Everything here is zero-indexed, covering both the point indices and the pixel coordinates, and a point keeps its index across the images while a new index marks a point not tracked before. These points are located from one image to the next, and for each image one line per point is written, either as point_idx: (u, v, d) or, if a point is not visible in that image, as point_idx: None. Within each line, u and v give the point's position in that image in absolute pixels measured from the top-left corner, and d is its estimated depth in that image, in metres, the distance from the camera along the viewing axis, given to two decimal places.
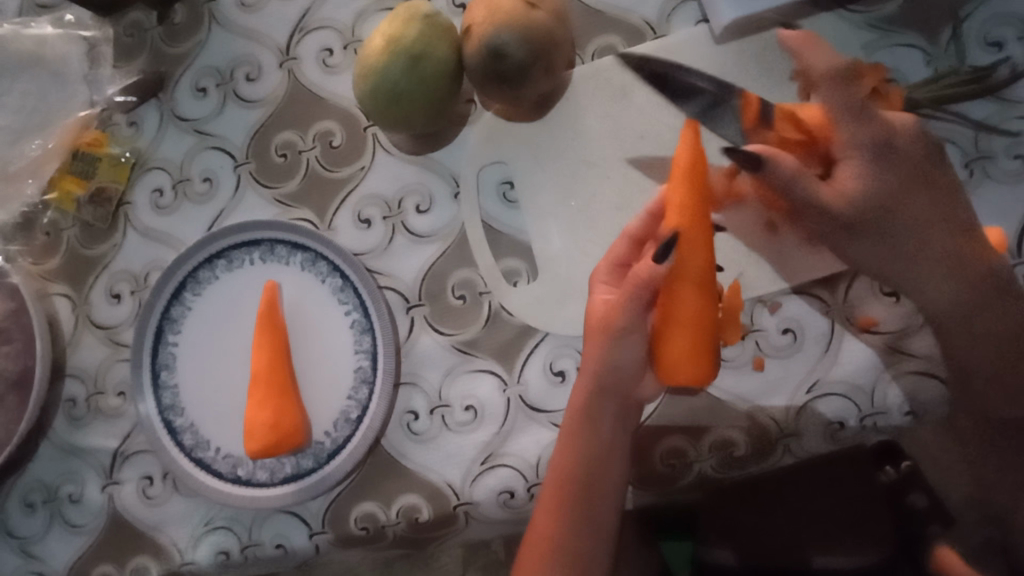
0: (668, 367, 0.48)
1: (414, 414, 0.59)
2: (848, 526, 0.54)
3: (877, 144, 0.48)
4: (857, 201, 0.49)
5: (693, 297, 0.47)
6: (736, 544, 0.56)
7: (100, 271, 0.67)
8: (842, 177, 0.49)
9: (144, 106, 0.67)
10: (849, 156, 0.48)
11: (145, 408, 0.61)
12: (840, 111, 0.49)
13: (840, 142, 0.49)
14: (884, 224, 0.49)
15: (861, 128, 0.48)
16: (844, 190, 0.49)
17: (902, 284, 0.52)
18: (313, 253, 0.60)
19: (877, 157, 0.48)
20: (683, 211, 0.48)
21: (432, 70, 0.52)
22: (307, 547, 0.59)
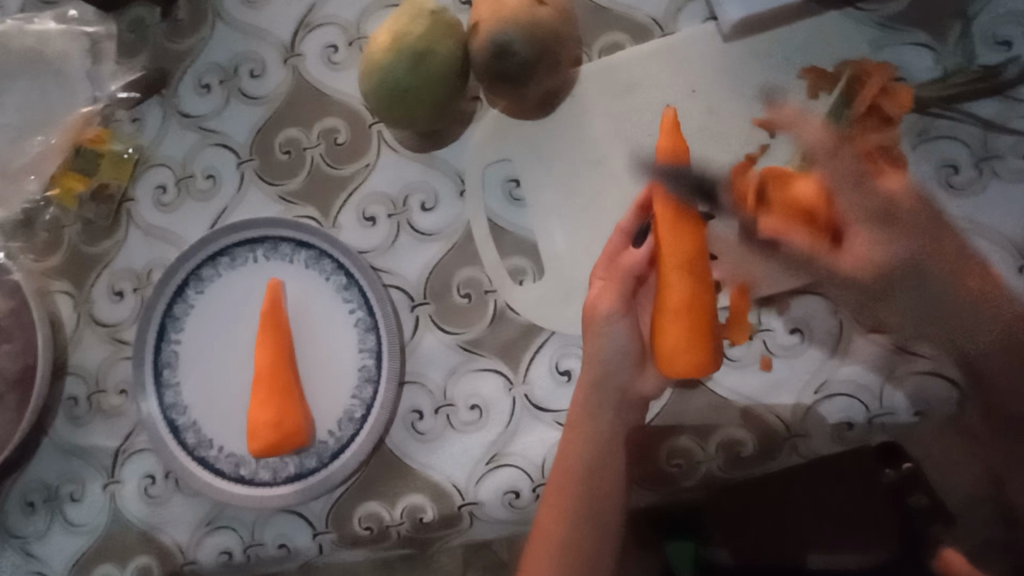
0: (667, 359, 0.49)
1: (419, 413, 0.58)
2: (851, 526, 0.52)
3: (884, 211, 0.45)
4: (873, 266, 0.46)
5: (681, 283, 0.47)
6: (736, 543, 0.54)
7: (102, 268, 0.66)
8: (854, 244, 0.46)
9: (147, 102, 0.67)
10: (858, 223, 0.46)
11: (147, 406, 0.61)
12: (837, 180, 0.46)
13: (844, 209, 0.46)
14: (912, 288, 0.45)
15: (862, 199, 0.45)
16: (856, 257, 0.47)
17: (933, 325, 0.48)
18: (317, 251, 0.60)
19: (889, 222, 0.45)
20: (669, 199, 0.48)
21: (438, 67, 0.51)
22: (311, 546, 0.59)
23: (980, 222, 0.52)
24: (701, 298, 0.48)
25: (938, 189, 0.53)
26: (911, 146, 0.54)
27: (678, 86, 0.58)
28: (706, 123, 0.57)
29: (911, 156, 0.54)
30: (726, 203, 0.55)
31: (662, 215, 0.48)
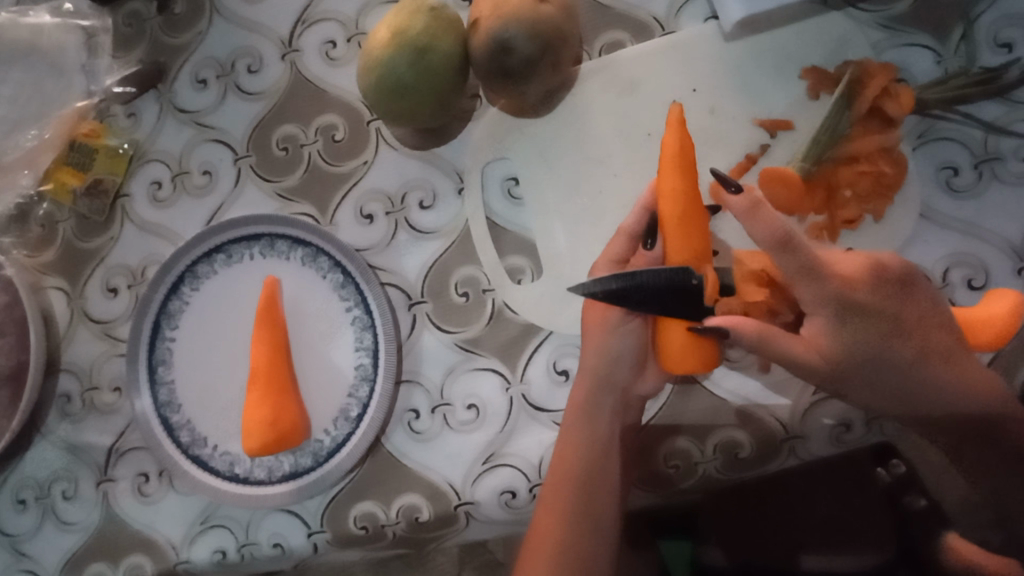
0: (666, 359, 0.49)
1: (415, 413, 0.58)
2: (846, 531, 0.54)
3: (838, 302, 0.47)
4: (835, 357, 0.48)
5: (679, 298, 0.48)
6: (731, 546, 0.55)
7: (96, 265, 0.65)
8: (810, 335, 0.48)
9: (142, 96, 0.66)
10: (814, 314, 0.47)
11: (140, 403, 0.60)
12: (790, 272, 0.47)
13: (800, 300, 0.47)
14: (875, 370, 0.49)
15: (821, 291, 0.47)
16: (818, 351, 0.48)
17: (901, 402, 0.50)
18: (313, 248, 0.60)
19: (846, 312, 0.47)
20: (676, 198, 0.47)
21: (438, 64, 0.51)
22: (306, 546, 0.58)
23: (980, 224, 0.52)
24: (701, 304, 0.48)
25: (939, 191, 0.53)
26: (912, 148, 0.54)
27: (679, 86, 0.57)
28: (706, 122, 0.57)
29: (912, 157, 0.54)
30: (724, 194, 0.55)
31: (670, 214, 0.47)
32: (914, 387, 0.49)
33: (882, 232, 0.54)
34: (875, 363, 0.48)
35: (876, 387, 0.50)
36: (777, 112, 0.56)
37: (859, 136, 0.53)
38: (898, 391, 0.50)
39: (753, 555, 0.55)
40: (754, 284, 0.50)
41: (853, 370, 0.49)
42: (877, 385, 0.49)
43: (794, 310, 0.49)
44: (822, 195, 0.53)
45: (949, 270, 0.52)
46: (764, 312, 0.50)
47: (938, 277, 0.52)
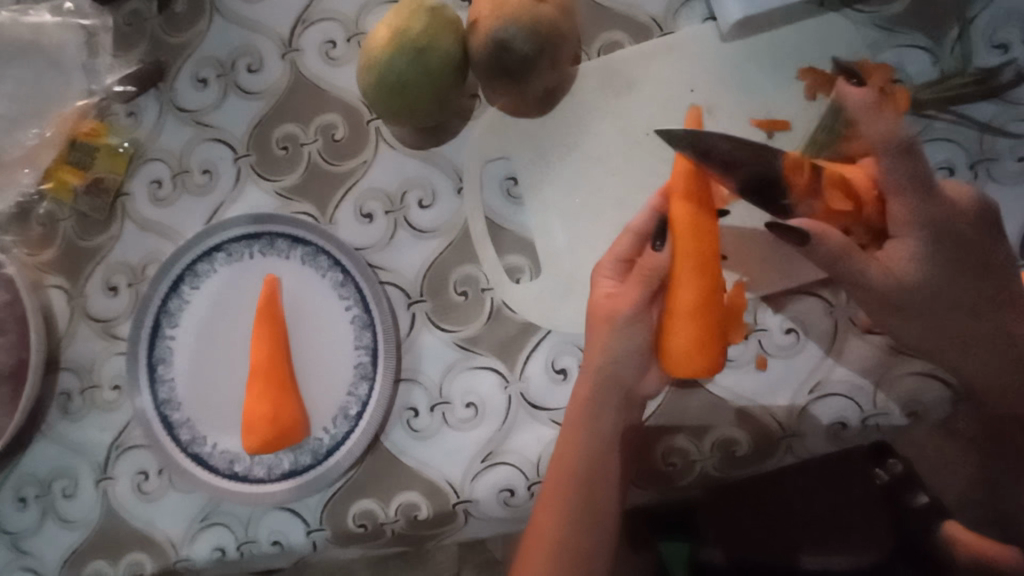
0: (672, 361, 0.50)
1: (414, 411, 0.58)
2: (846, 530, 0.52)
3: (928, 223, 0.50)
4: (915, 277, 0.50)
5: (689, 287, 0.49)
6: (728, 543, 0.54)
7: (97, 263, 0.66)
8: (895, 251, 0.50)
9: (143, 96, 0.66)
10: (903, 229, 0.50)
11: (141, 401, 0.61)
12: (897, 181, 0.50)
13: (894, 214, 0.50)
14: (930, 301, 0.51)
15: (921, 207, 0.50)
16: (902, 265, 0.50)
17: (944, 350, 0.51)
18: (313, 247, 0.60)
19: (933, 234, 0.50)
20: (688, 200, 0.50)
21: (438, 64, 0.51)
22: (306, 543, 0.59)
23: None
24: (710, 308, 0.49)
25: None
26: None
27: (677, 86, 0.58)
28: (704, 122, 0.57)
29: None
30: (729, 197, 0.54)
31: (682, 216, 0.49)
32: (946, 331, 0.51)
33: None
34: (948, 291, 0.50)
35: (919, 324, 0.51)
36: (775, 112, 0.56)
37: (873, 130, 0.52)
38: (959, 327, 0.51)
39: (748, 549, 0.53)
40: (840, 193, 0.50)
41: (930, 294, 0.50)
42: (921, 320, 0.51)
43: (882, 220, 0.50)
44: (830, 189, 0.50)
45: None
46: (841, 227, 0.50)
47: None
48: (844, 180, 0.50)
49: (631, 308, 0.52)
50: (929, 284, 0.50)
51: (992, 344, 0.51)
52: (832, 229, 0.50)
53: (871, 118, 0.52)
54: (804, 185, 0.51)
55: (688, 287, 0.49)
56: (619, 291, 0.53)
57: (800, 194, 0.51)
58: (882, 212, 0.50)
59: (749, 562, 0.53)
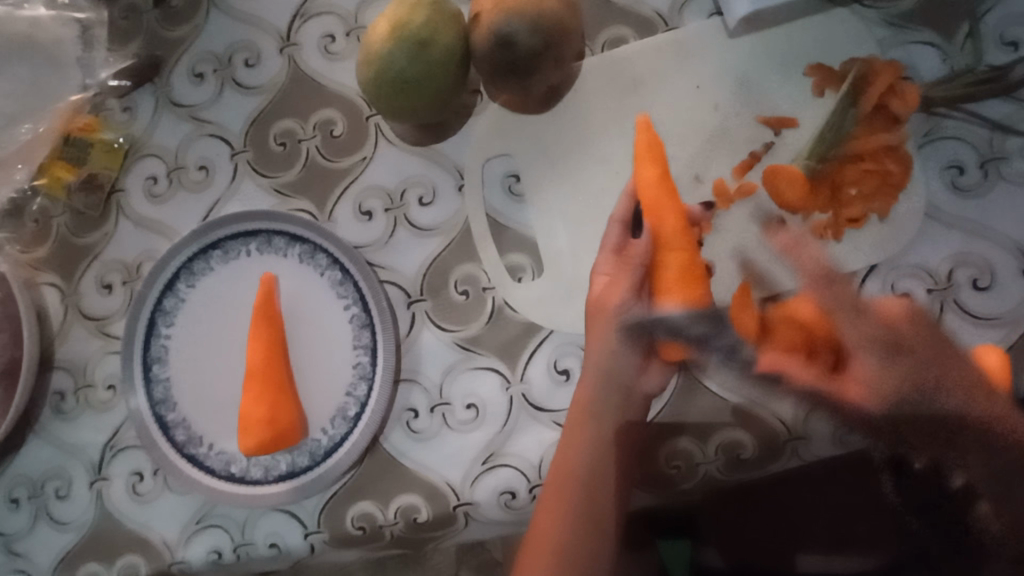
0: (671, 326, 0.49)
1: (414, 412, 0.57)
2: (852, 541, 0.45)
3: (886, 343, 0.40)
4: (886, 399, 0.38)
5: (680, 252, 0.51)
6: (730, 547, 0.48)
7: (92, 260, 0.65)
8: (860, 375, 0.39)
9: (139, 90, 0.65)
10: (862, 349, 0.39)
11: (136, 401, 0.60)
12: (833, 305, 0.43)
13: (846, 337, 0.40)
14: (927, 416, 0.37)
15: (863, 325, 0.41)
16: (870, 393, 0.39)
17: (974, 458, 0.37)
18: (311, 245, 0.59)
19: (894, 348, 0.39)
20: (654, 184, 0.54)
21: (438, 59, 0.50)
22: (303, 546, 0.58)
23: (985, 226, 0.52)
24: (698, 277, 0.50)
25: (945, 190, 0.53)
26: (917, 146, 0.53)
27: (682, 83, 0.57)
28: (710, 119, 0.56)
29: (918, 155, 0.53)
30: (730, 200, 0.54)
31: (651, 197, 0.53)
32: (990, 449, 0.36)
33: (885, 232, 0.53)
34: (949, 406, 0.37)
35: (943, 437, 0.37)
36: (782, 109, 0.55)
37: (808, 261, 0.47)
38: (942, 435, 0.37)
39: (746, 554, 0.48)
40: (786, 328, 0.43)
41: (918, 413, 0.37)
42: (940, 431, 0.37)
43: (837, 350, 0.40)
44: (828, 193, 0.52)
45: (953, 270, 0.52)
46: (807, 353, 0.42)
47: (942, 275, 0.52)
48: (791, 313, 0.44)
49: (621, 295, 0.52)
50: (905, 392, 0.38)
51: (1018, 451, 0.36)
52: (791, 364, 0.42)
53: (802, 250, 0.48)
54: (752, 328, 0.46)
55: (677, 253, 0.51)
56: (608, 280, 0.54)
57: (750, 337, 0.45)
58: (833, 341, 0.41)
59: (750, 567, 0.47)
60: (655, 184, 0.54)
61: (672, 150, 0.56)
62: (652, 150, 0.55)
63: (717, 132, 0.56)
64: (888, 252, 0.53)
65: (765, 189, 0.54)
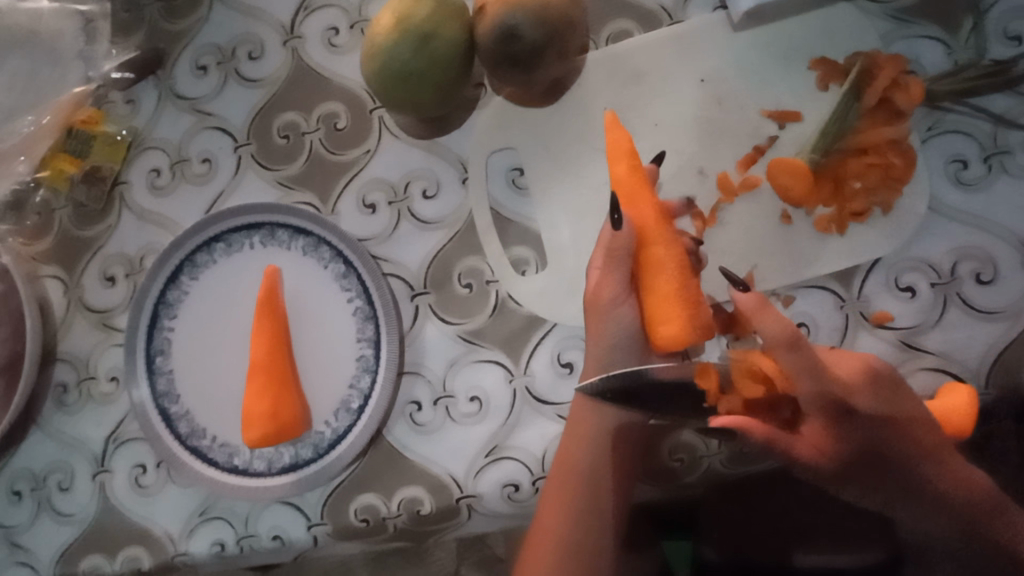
0: (663, 321, 0.49)
1: (417, 405, 0.57)
2: (848, 539, 0.48)
3: (835, 407, 0.48)
4: (840, 457, 0.47)
5: (667, 253, 0.50)
6: (729, 542, 0.50)
7: (94, 253, 0.65)
8: (811, 434, 0.48)
9: (141, 83, 0.65)
10: (814, 414, 0.48)
11: (139, 393, 0.60)
12: (795, 368, 0.48)
13: (802, 398, 0.48)
14: (870, 475, 0.47)
15: (822, 390, 0.48)
16: (823, 450, 0.48)
17: (898, 509, 0.47)
18: (314, 238, 0.59)
19: (842, 415, 0.47)
20: (629, 182, 0.52)
21: (442, 52, 0.50)
22: (306, 538, 0.58)
23: (989, 218, 0.52)
24: (687, 266, 0.51)
25: (948, 183, 0.53)
26: (921, 141, 0.53)
27: (686, 76, 0.56)
28: (714, 112, 0.56)
29: (922, 150, 0.53)
30: (734, 192, 0.55)
31: (628, 197, 0.52)
32: (914, 498, 0.47)
33: (887, 226, 0.53)
34: (889, 456, 0.47)
35: (882, 492, 0.47)
36: (786, 103, 0.55)
37: (771, 323, 0.50)
38: (897, 482, 0.47)
39: (743, 548, 0.50)
40: (750, 379, 0.49)
41: (862, 462, 0.47)
42: (880, 490, 0.47)
43: (793, 406, 0.48)
44: (830, 188, 0.53)
45: (957, 263, 0.52)
46: (762, 410, 0.49)
47: (946, 269, 0.52)
48: (753, 366, 0.50)
49: (615, 288, 0.52)
50: (862, 460, 0.47)
51: (937, 500, 0.46)
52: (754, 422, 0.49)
53: (765, 313, 0.51)
54: (714, 383, 0.50)
55: (663, 244, 0.50)
56: (600, 274, 0.54)
57: (714, 397, 0.51)
58: (791, 396, 0.48)
59: (749, 562, 0.50)
60: (630, 178, 0.52)
61: (676, 144, 0.56)
62: (625, 146, 0.53)
63: (722, 125, 0.56)
64: (892, 246, 0.53)
65: (768, 182, 0.55)
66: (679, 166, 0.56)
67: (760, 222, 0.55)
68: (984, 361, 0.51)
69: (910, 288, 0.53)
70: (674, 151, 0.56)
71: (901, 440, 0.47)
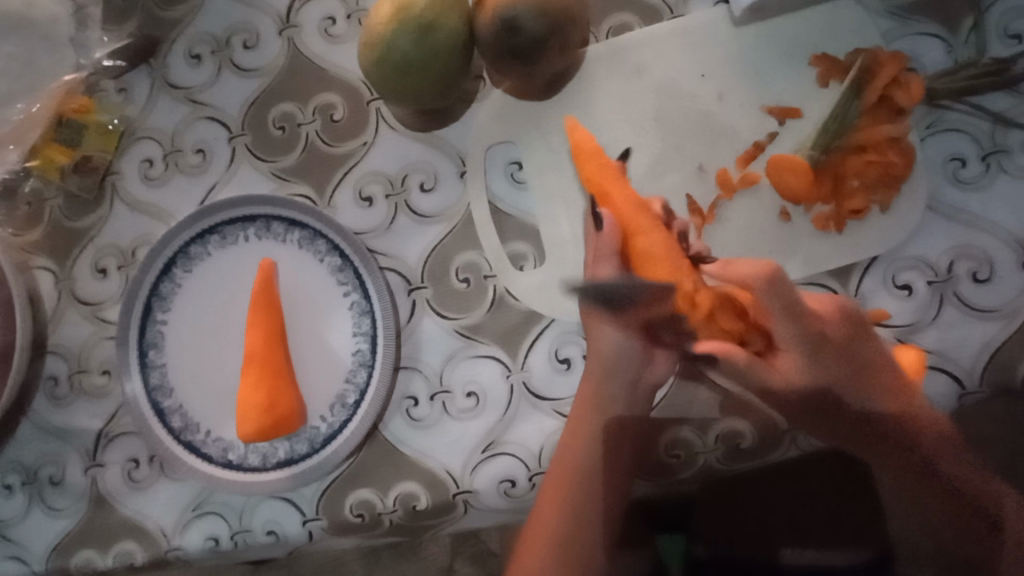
0: (647, 262, 0.52)
1: (414, 400, 0.57)
2: (838, 530, 0.49)
3: (811, 343, 0.49)
4: (804, 403, 0.50)
5: (651, 231, 0.52)
6: (718, 535, 0.51)
7: (86, 244, 0.64)
8: (786, 367, 0.49)
9: (134, 71, 0.64)
10: (790, 348, 0.49)
11: (130, 387, 0.59)
12: (772, 305, 0.49)
13: (776, 334, 0.49)
14: (855, 432, 0.49)
15: (800, 330, 0.49)
16: (798, 390, 0.49)
17: (883, 479, 0.49)
18: (311, 230, 0.58)
19: (815, 349, 0.49)
20: (600, 179, 0.55)
21: (442, 43, 0.50)
22: (301, 533, 0.57)
23: (986, 217, 0.52)
24: (674, 242, 0.53)
25: (947, 182, 0.53)
26: (920, 139, 0.53)
27: (688, 71, 0.56)
28: (716, 108, 0.56)
29: (921, 148, 0.53)
30: (734, 189, 0.55)
31: (603, 193, 0.55)
32: (900, 465, 0.48)
33: (886, 223, 0.53)
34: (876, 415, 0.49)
35: (868, 452, 0.49)
36: (786, 100, 0.55)
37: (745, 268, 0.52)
38: (884, 447, 0.49)
39: (733, 542, 0.51)
40: (730, 314, 0.50)
41: (852, 420, 0.49)
42: (867, 451, 0.49)
43: (766, 339, 0.49)
44: (830, 184, 0.53)
45: (953, 262, 0.52)
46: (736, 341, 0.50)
47: (943, 268, 0.52)
48: (730, 297, 0.50)
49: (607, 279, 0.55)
50: (838, 408, 0.49)
51: (915, 474, 0.48)
52: (734, 353, 0.50)
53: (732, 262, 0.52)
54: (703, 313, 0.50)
55: (647, 234, 0.52)
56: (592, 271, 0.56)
57: (696, 321, 0.51)
58: (763, 331, 0.49)
59: (735, 558, 0.51)
60: (600, 176, 0.55)
61: (677, 139, 0.56)
62: (591, 147, 0.56)
63: (724, 122, 0.55)
64: (890, 243, 0.53)
65: (768, 179, 0.55)
66: (680, 161, 0.56)
67: (760, 219, 0.55)
68: (978, 359, 0.51)
69: (907, 286, 0.53)
70: (675, 146, 0.56)
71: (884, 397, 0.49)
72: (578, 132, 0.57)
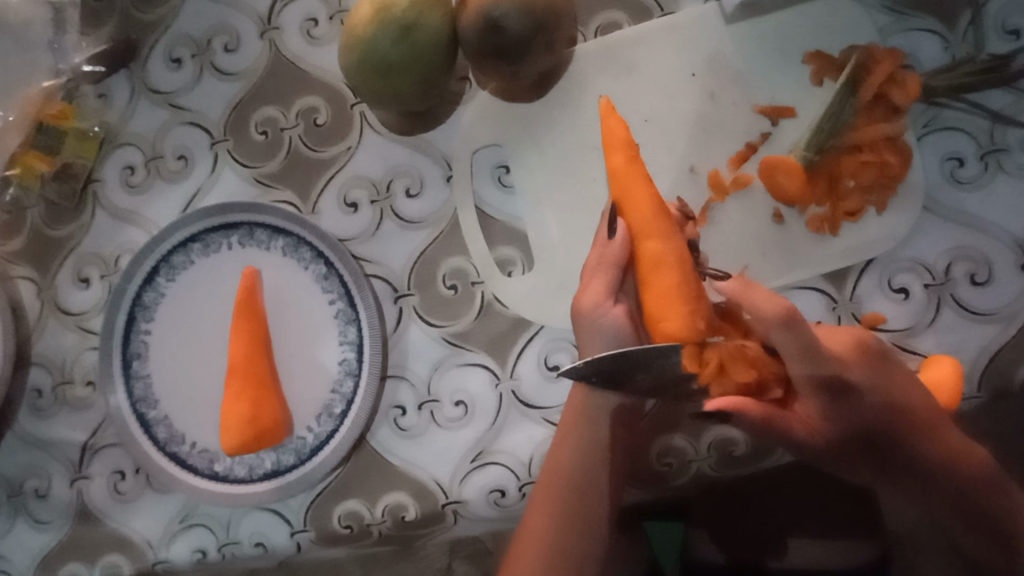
0: (655, 266, 0.48)
1: (401, 409, 0.56)
2: (838, 529, 0.48)
3: (832, 383, 0.47)
4: (836, 437, 0.47)
5: (658, 238, 0.49)
6: (718, 533, 0.50)
7: (67, 254, 0.63)
8: (806, 413, 0.48)
9: (114, 76, 0.63)
10: (809, 393, 0.47)
11: (114, 400, 0.58)
12: (791, 348, 0.47)
13: (794, 378, 0.47)
14: (867, 452, 0.47)
15: (817, 371, 0.47)
16: (817, 428, 0.48)
17: (889, 491, 0.47)
18: (295, 237, 0.57)
19: (835, 394, 0.47)
20: (622, 175, 0.50)
21: (423, 43, 0.48)
22: (289, 545, 0.57)
23: (985, 218, 0.51)
24: (688, 257, 0.49)
25: (943, 182, 0.52)
26: (917, 138, 0.52)
27: (678, 70, 0.55)
28: (707, 107, 0.54)
29: (917, 148, 0.52)
30: (726, 191, 0.54)
31: (622, 192, 0.50)
32: (908, 479, 0.47)
33: (881, 225, 0.52)
34: (890, 430, 0.47)
35: (873, 469, 0.47)
36: (780, 98, 0.53)
37: (763, 302, 0.49)
38: (892, 464, 0.47)
39: (733, 543, 0.50)
40: (743, 365, 0.47)
41: (864, 440, 0.47)
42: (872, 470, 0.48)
43: (785, 388, 0.48)
44: (825, 185, 0.52)
45: (951, 265, 0.51)
46: (756, 390, 0.48)
47: (940, 270, 0.51)
48: (741, 349, 0.48)
49: (600, 294, 0.51)
50: (858, 440, 0.47)
51: (920, 487, 0.47)
52: (751, 409, 0.48)
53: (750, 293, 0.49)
54: (712, 364, 0.48)
55: (662, 239, 0.49)
56: (587, 277, 0.53)
57: (707, 378, 0.48)
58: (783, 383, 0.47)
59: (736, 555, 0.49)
60: (626, 170, 0.50)
61: (668, 141, 0.55)
62: (621, 139, 0.51)
63: (715, 123, 0.54)
64: (887, 245, 0.52)
65: (761, 180, 0.53)
66: (670, 163, 0.54)
67: (753, 221, 0.54)
68: (978, 363, 0.50)
69: (903, 290, 0.52)
70: (666, 148, 0.55)
71: (900, 420, 0.47)
72: (609, 119, 0.52)
